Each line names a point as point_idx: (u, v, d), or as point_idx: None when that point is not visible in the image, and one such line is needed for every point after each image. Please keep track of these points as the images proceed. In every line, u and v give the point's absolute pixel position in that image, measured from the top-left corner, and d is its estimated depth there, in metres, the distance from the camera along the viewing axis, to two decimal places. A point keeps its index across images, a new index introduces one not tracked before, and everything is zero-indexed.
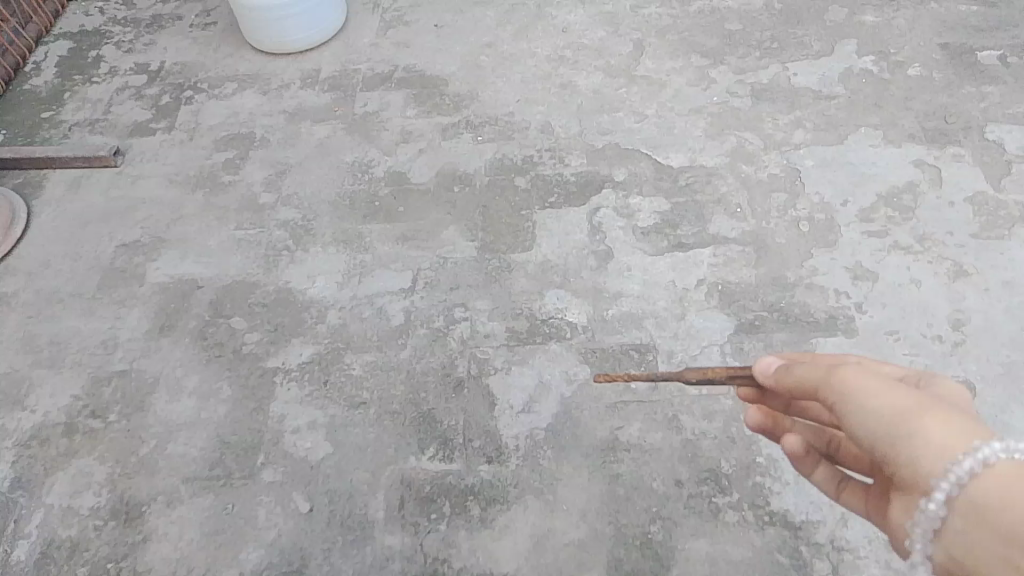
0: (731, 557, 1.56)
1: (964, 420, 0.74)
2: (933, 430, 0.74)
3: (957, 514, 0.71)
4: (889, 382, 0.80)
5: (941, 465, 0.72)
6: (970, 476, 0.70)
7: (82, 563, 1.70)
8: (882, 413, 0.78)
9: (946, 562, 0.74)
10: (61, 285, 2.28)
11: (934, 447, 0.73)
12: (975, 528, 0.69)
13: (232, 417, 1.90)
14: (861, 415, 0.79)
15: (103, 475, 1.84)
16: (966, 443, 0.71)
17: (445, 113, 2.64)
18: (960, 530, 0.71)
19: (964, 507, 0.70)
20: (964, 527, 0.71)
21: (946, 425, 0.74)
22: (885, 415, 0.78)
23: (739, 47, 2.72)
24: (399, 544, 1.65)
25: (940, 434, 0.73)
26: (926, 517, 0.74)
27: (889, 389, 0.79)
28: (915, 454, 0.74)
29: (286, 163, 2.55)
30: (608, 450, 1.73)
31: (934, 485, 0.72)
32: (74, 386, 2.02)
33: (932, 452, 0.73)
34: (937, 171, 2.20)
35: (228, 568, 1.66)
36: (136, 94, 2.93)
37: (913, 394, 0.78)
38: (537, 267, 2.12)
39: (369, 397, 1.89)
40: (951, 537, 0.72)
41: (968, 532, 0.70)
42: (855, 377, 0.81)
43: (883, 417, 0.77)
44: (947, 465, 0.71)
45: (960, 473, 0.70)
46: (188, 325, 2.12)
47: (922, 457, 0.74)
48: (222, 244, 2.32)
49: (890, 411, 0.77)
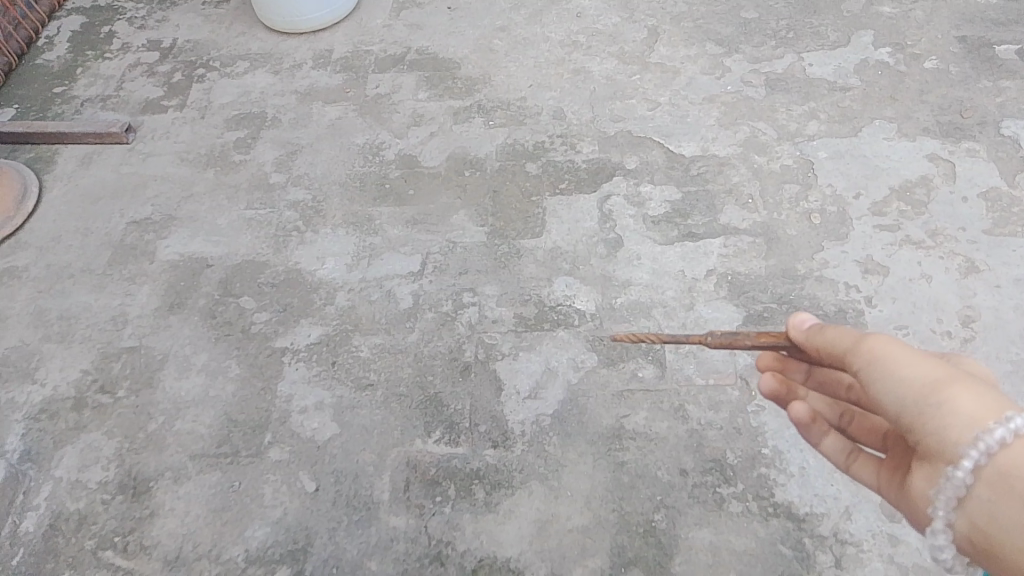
0: (734, 546, 1.56)
1: (995, 393, 0.75)
2: (964, 398, 0.75)
3: (983, 483, 0.71)
4: (922, 353, 0.82)
5: (970, 432, 0.73)
6: (1000, 445, 0.70)
7: (90, 536, 1.72)
8: (914, 380, 0.79)
9: (967, 533, 0.74)
10: (71, 260, 2.29)
11: (966, 415, 0.74)
12: (1001, 497, 0.70)
13: (240, 395, 1.92)
14: (892, 380, 0.81)
15: (111, 449, 1.86)
16: (998, 414, 0.72)
17: (457, 96, 2.63)
18: (985, 500, 0.71)
19: (991, 477, 0.71)
20: (990, 497, 0.71)
21: (978, 396, 0.75)
22: (916, 382, 0.79)
23: (755, 36, 2.69)
24: (404, 526, 1.66)
25: (971, 403, 0.75)
26: (950, 486, 0.74)
27: (921, 359, 0.81)
28: (944, 423, 0.76)
29: (297, 143, 2.55)
30: (613, 438, 1.74)
31: (961, 453, 0.73)
32: (84, 361, 2.04)
33: (962, 420, 0.74)
34: (952, 166, 2.18)
35: (234, 545, 1.68)
36: (148, 71, 2.92)
37: (945, 366, 0.80)
38: (546, 254, 2.12)
39: (377, 379, 1.90)
40: (975, 507, 0.72)
41: (993, 502, 0.71)
42: (889, 344, 0.83)
43: (915, 383, 0.79)
44: (976, 432, 0.72)
45: (991, 440, 0.70)
46: (197, 303, 2.13)
47: (951, 425, 0.75)
48: (232, 223, 2.33)
49: (921, 379, 0.79)
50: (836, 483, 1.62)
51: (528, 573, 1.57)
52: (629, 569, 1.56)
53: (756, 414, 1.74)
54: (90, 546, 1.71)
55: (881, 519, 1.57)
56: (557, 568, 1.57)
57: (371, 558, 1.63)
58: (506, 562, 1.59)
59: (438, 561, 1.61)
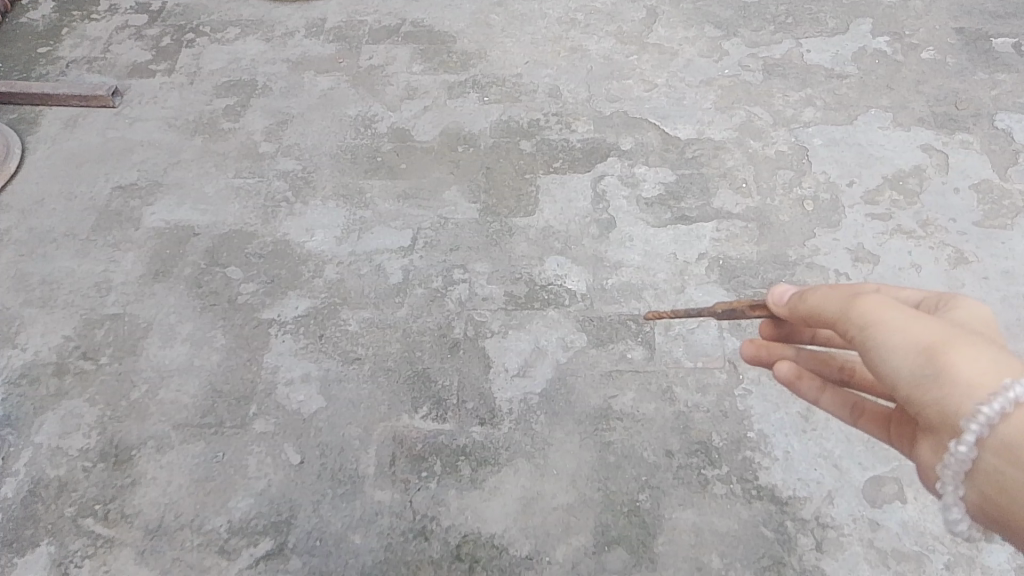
0: (717, 528, 1.58)
1: (993, 357, 0.78)
2: (960, 366, 0.78)
3: (990, 455, 0.74)
4: (912, 317, 0.84)
5: (971, 403, 0.76)
6: (1000, 416, 0.73)
7: (70, 503, 1.70)
8: (908, 349, 0.82)
9: (979, 503, 0.77)
10: (55, 224, 2.25)
11: (965, 384, 0.77)
12: (1006, 467, 0.73)
13: (225, 366, 1.90)
14: (889, 351, 0.84)
15: (93, 417, 1.83)
16: (996, 381, 0.75)
17: (451, 70, 2.60)
18: (992, 470, 0.74)
19: (996, 448, 0.74)
20: (996, 467, 0.74)
21: (973, 361, 0.78)
22: (912, 352, 0.82)
23: (754, 20, 2.67)
24: (389, 500, 1.66)
25: (969, 371, 0.77)
26: (956, 460, 0.77)
27: (912, 325, 0.83)
28: (943, 394, 0.78)
29: (288, 112, 2.50)
30: (601, 417, 1.74)
31: (963, 427, 0.76)
32: (66, 327, 2.00)
33: (961, 389, 0.77)
34: (944, 157, 2.19)
35: (217, 515, 1.67)
36: (136, 34, 2.85)
37: (938, 329, 0.82)
38: (538, 232, 2.11)
39: (364, 353, 1.89)
40: (982, 477, 0.76)
41: (1000, 471, 0.74)
42: (877, 312, 0.86)
43: (908, 353, 0.82)
44: (976, 405, 0.75)
45: (992, 414, 0.73)
46: (183, 272, 2.10)
47: (950, 396, 0.78)
48: (220, 191, 2.29)
49: (917, 349, 0.81)
50: (819, 468, 1.64)
51: (512, 549, 1.58)
52: (612, 548, 1.57)
53: (743, 398, 1.75)
54: (70, 514, 1.69)
55: (862, 504, 1.59)
56: (541, 545, 1.58)
57: (355, 531, 1.63)
58: (490, 538, 1.60)
59: (422, 536, 1.61)
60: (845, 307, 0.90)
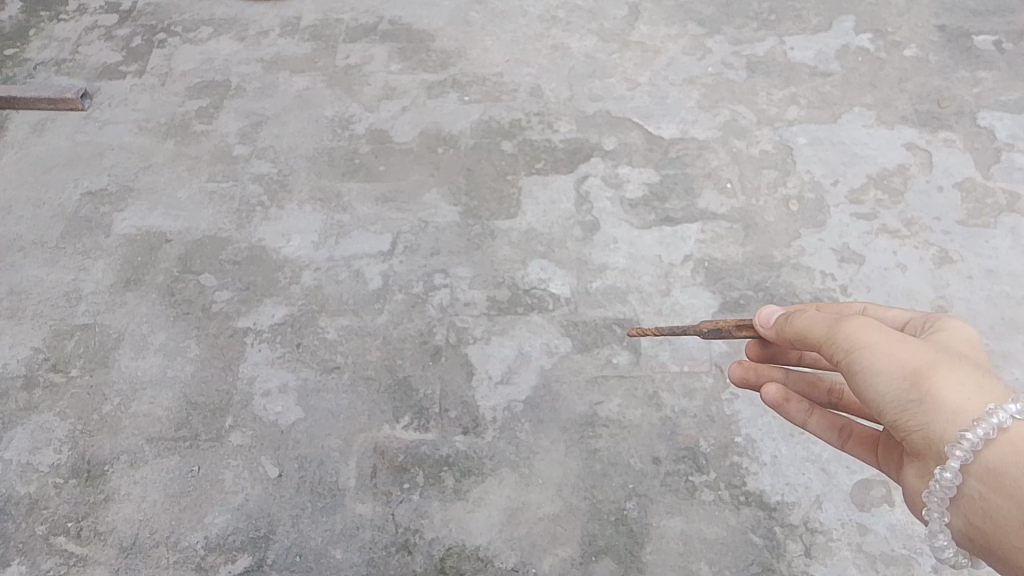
0: (705, 535, 1.55)
1: (976, 382, 0.77)
2: (945, 392, 0.77)
3: (974, 480, 0.74)
4: (896, 340, 0.83)
5: (955, 430, 0.75)
6: (985, 443, 0.73)
7: (41, 521, 1.64)
8: (891, 374, 0.81)
9: (965, 528, 0.77)
10: (23, 231, 2.18)
11: (951, 409, 0.76)
12: (992, 495, 0.72)
13: (200, 376, 1.84)
14: (873, 376, 0.82)
15: (64, 431, 1.77)
16: (981, 408, 0.75)
17: (431, 70, 2.55)
18: (977, 497, 0.74)
19: (980, 474, 0.74)
20: (982, 493, 0.74)
21: (958, 386, 0.77)
22: (896, 378, 0.81)
23: (736, 17, 2.65)
24: (370, 513, 1.62)
25: (953, 397, 0.77)
26: (942, 486, 0.77)
27: (896, 349, 0.82)
28: (928, 420, 0.78)
29: (263, 114, 2.45)
30: (586, 425, 1.71)
31: (948, 453, 0.76)
32: (35, 338, 1.94)
33: (946, 416, 0.77)
34: (928, 155, 2.18)
35: (193, 531, 1.61)
36: (106, 34, 2.77)
37: (921, 354, 0.81)
38: (521, 235, 2.07)
39: (344, 362, 1.84)
40: (968, 503, 0.76)
41: (986, 498, 0.74)
42: (861, 335, 0.85)
43: (893, 379, 0.81)
44: (961, 432, 0.75)
45: (977, 441, 0.73)
46: (156, 279, 2.04)
47: (935, 422, 0.77)
48: (194, 196, 2.23)
49: (901, 374, 0.81)
50: (808, 473, 1.61)
51: (497, 561, 1.55)
52: (599, 558, 1.54)
53: (730, 402, 1.72)
54: (41, 532, 1.63)
55: (851, 509, 1.57)
56: (526, 556, 1.54)
57: (336, 545, 1.58)
58: (475, 551, 1.56)
59: (404, 550, 1.57)
60: (829, 329, 0.89)
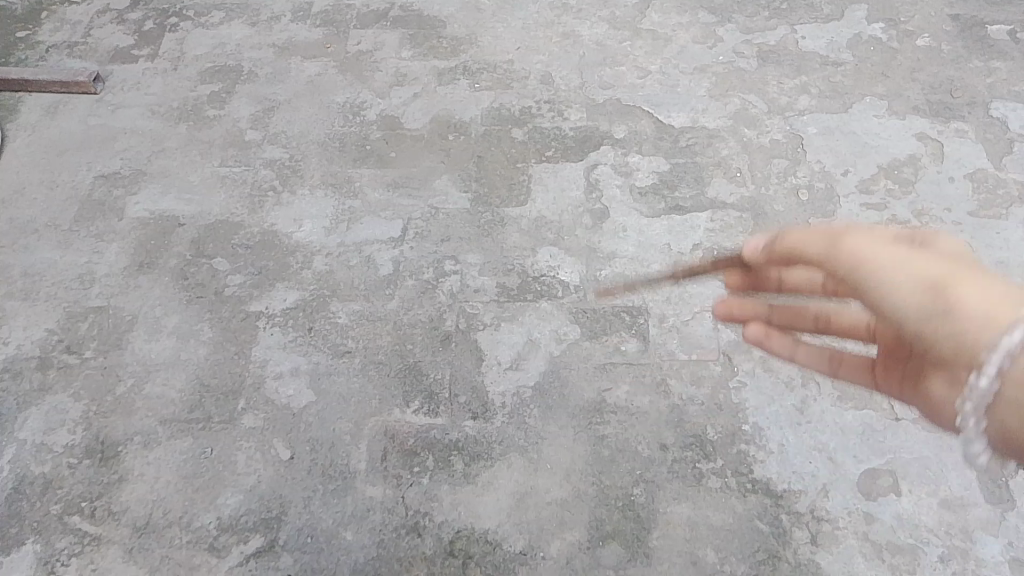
0: (712, 522, 1.57)
1: (998, 289, 0.78)
2: (967, 302, 0.77)
3: (1011, 383, 0.74)
4: (909, 259, 0.84)
5: (986, 336, 0.75)
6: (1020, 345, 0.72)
7: (55, 501, 1.67)
8: (913, 289, 0.82)
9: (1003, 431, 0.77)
10: (36, 214, 2.20)
11: (978, 317, 0.76)
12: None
13: (213, 359, 1.86)
14: (894, 295, 0.83)
15: (78, 412, 1.80)
16: (1007, 313, 0.74)
17: (441, 56, 2.55)
18: (1013, 397, 0.74)
19: (1017, 376, 0.73)
20: (1018, 394, 0.73)
21: (981, 295, 0.77)
22: (918, 293, 0.81)
23: (748, 6, 2.64)
24: (381, 496, 1.64)
25: (978, 305, 0.77)
26: (975, 390, 0.76)
27: (913, 266, 0.83)
28: (958, 327, 0.78)
29: (275, 99, 2.45)
30: (594, 411, 1.72)
31: (983, 358, 0.75)
32: (49, 320, 1.96)
33: (975, 323, 0.76)
34: (940, 146, 2.17)
35: (206, 512, 1.64)
36: (117, 18, 2.78)
37: (940, 266, 0.82)
38: (531, 223, 2.08)
39: (355, 347, 1.86)
40: (1006, 405, 0.75)
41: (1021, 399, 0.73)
42: (865, 252, 0.86)
43: (916, 291, 0.81)
44: (993, 336, 0.74)
45: (1011, 341, 0.72)
46: (169, 263, 2.06)
47: (964, 330, 0.77)
48: (205, 180, 2.24)
49: (923, 289, 0.81)
50: (814, 461, 1.63)
51: (505, 545, 1.56)
52: (607, 543, 1.55)
53: (738, 390, 1.73)
54: (54, 512, 1.65)
55: (857, 497, 1.58)
56: (535, 540, 1.57)
57: (347, 527, 1.60)
58: (484, 534, 1.58)
59: (414, 532, 1.59)
60: (830, 246, 0.90)
